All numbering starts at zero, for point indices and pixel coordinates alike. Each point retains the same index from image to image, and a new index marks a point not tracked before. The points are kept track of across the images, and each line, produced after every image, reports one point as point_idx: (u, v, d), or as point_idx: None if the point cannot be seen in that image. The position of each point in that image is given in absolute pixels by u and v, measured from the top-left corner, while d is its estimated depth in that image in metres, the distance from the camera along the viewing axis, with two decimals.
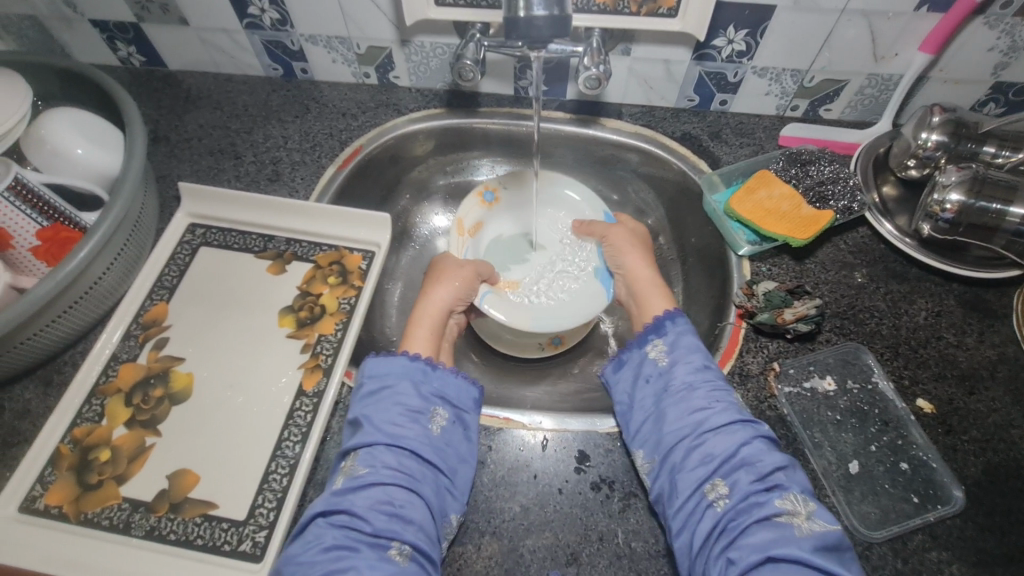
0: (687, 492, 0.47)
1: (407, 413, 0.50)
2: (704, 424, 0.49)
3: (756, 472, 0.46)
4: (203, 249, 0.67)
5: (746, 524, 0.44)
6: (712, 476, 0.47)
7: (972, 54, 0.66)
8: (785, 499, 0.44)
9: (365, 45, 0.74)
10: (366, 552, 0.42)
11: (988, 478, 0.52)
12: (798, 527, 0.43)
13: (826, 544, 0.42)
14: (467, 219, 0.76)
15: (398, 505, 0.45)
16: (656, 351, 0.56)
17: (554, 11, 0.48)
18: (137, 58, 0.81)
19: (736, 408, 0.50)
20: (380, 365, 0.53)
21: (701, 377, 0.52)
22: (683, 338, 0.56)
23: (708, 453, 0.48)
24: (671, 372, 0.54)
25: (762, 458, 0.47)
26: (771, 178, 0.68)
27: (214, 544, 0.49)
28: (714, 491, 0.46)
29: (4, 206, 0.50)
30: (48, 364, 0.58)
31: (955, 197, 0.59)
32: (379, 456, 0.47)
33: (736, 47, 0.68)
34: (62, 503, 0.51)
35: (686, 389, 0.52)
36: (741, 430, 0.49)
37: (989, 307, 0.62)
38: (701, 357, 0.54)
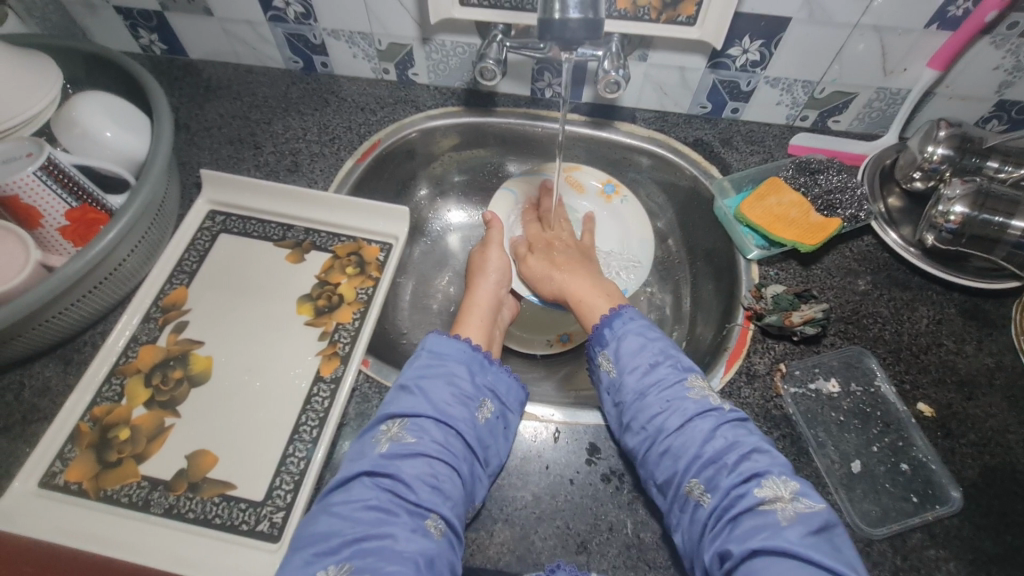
0: (668, 489, 0.47)
1: (459, 396, 0.51)
2: (663, 428, 0.48)
3: (724, 466, 0.45)
4: (223, 235, 0.68)
5: (733, 515, 0.42)
6: (686, 477, 0.46)
7: (977, 72, 0.68)
8: (765, 487, 0.43)
9: (386, 41, 0.76)
10: (406, 519, 0.44)
11: (985, 480, 0.54)
12: (783, 513, 0.41)
13: (814, 527, 0.40)
14: (584, 181, 0.85)
15: (440, 480, 0.46)
16: (604, 363, 0.54)
17: (589, 14, 0.50)
18: (158, 46, 0.82)
19: (693, 401, 0.49)
20: (442, 343, 0.54)
21: (651, 380, 0.51)
22: (626, 340, 0.54)
23: (677, 454, 0.46)
24: (620, 381, 0.52)
25: (730, 449, 0.45)
26: (781, 185, 0.69)
27: (232, 524, 0.50)
28: (696, 491, 0.45)
29: (37, 185, 0.51)
30: (68, 344, 0.59)
31: (959, 209, 0.61)
32: (427, 430, 0.48)
33: (751, 57, 0.70)
34: (81, 480, 0.51)
35: (637, 397, 0.50)
36: (703, 425, 0.47)
37: (988, 317, 0.64)
38: (649, 355, 0.52)
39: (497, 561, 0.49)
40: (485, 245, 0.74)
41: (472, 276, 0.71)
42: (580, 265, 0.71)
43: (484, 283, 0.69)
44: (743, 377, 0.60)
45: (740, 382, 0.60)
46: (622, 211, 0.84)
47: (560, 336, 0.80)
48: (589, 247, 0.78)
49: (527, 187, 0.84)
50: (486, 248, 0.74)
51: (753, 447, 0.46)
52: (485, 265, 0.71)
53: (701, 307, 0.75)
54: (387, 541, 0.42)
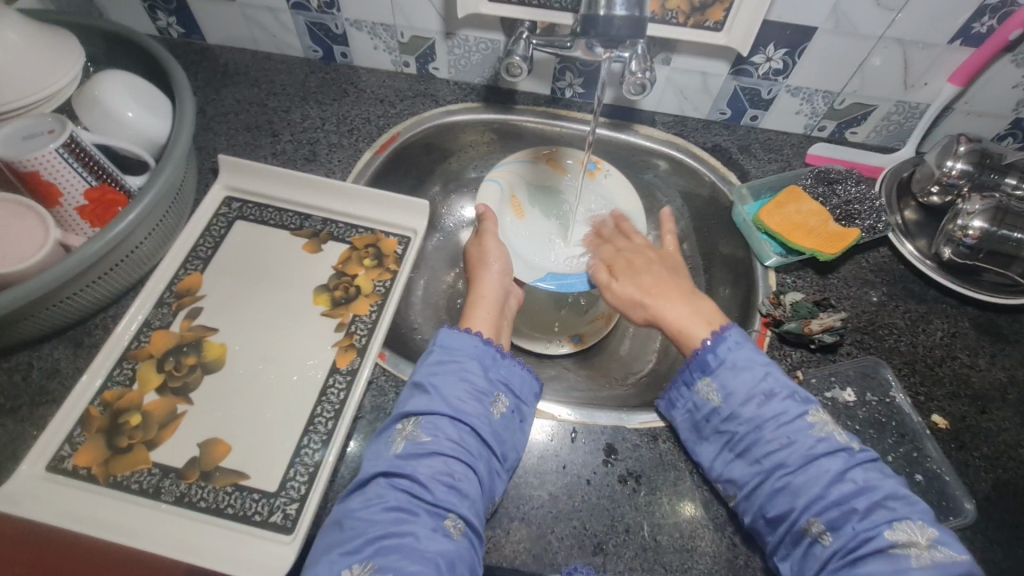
0: (784, 524, 0.45)
1: (473, 392, 0.49)
2: (784, 466, 0.46)
3: (853, 508, 0.43)
4: (239, 222, 0.67)
5: (862, 560, 0.42)
6: (807, 514, 0.44)
7: (996, 90, 0.69)
8: (898, 531, 0.42)
9: (409, 34, 0.75)
10: (424, 518, 0.42)
11: (997, 493, 0.54)
12: (917, 559, 0.41)
13: (948, 574, 0.40)
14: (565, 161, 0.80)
15: (457, 479, 0.45)
16: (710, 392, 0.51)
17: (634, 12, 0.52)
18: (176, 29, 0.81)
19: (815, 439, 0.46)
20: (454, 338, 0.52)
21: (770, 413, 0.48)
22: (739, 369, 0.50)
23: (797, 493, 0.45)
24: (734, 414, 0.49)
25: (858, 491, 0.44)
26: (801, 194, 0.70)
27: (245, 514, 0.49)
28: (815, 528, 0.44)
29: (58, 162, 0.50)
30: (79, 326, 0.58)
31: (978, 224, 0.62)
32: (442, 428, 0.47)
33: (774, 65, 0.71)
34: (90, 465, 0.50)
35: (754, 430, 0.48)
36: (828, 464, 0.45)
37: (1001, 331, 0.64)
38: (760, 385, 0.49)
39: (512, 560, 0.49)
40: (486, 232, 0.70)
41: (473, 266, 0.68)
42: (672, 285, 0.62)
43: (490, 275, 0.66)
44: None
45: None
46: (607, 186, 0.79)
47: (572, 337, 0.79)
48: (674, 254, 0.69)
49: (512, 176, 0.78)
50: (491, 237, 0.69)
51: (882, 489, 0.44)
52: (491, 256, 0.68)
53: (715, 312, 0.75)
54: (408, 541, 0.41)
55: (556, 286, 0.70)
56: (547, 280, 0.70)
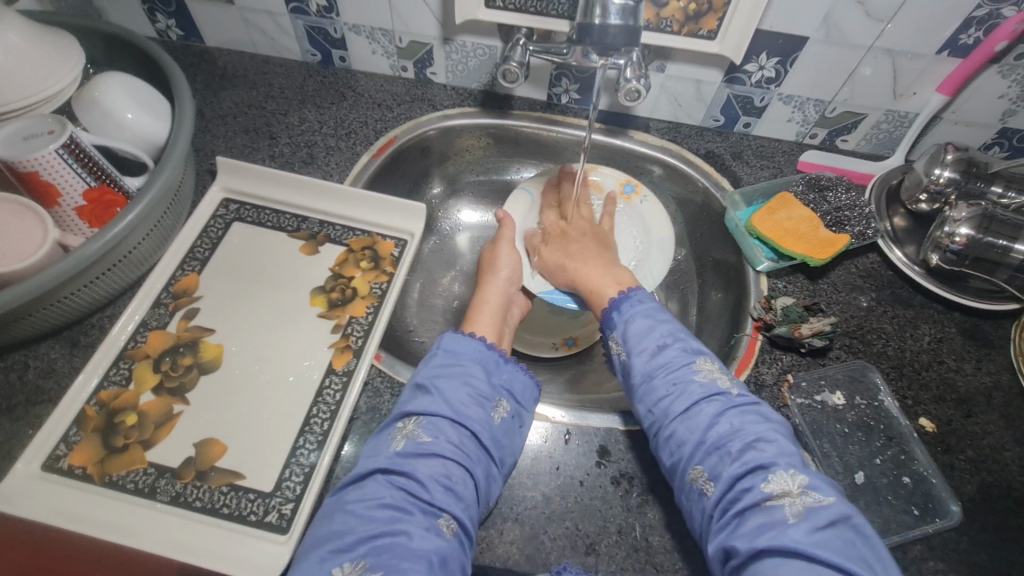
0: (676, 475, 0.46)
1: (476, 396, 0.49)
2: (668, 414, 0.47)
3: (728, 453, 0.44)
4: (236, 224, 0.67)
5: (736, 508, 0.41)
6: (691, 463, 0.45)
7: (983, 100, 0.70)
8: (771, 482, 0.41)
9: (407, 39, 0.76)
10: (419, 517, 0.43)
11: (982, 495, 0.55)
12: (790, 509, 0.40)
13: (819, 522, 0.39)
14: (604, 183, 0.81)
15: (454, 481, 0.45)
16: (613, 347, 0.53)
17: (629, 22, 0.53)
18: (174, 31, 0.81)
19: (701, 387, 0.47)
20: (459, 342, 0.53)
21: (659, 364, 0.50)
22: (634, 323, 0.53)
23: (681, 441, 0.46)
24: (628, 365, 0.51)
25: (734, 436, 0.44)
26: (791, 201, 0.71)
27: (240, 514, 0.49)
28: (701, 479, 0.44)
29: (58, 163, 0.51)
30: (75, 326, 0.58)
31: (964, 231, 0.63)
32: (443, 430, 0.47)
33: (766, 74, 0.72)
34: (86, 464, 0.51)
35: (644, 381, 0.50)
36: (710, 410, 0.46)
37: (987, 337, 0.65)
38: (653, 337, 0.51)
39: (506, 560, 0.50)
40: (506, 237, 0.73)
41: (483, 273, 0.70)
42: (593, 254, 0.68)
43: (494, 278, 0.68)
44: (751, 386, 0.61)
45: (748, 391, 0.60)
46: (642, 212, 0.80)
47: (566, 340, 0.80)
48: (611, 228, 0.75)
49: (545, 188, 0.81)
50: (507, 242, 0.72)
51: (760, 436, 0.44)
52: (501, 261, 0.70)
53: (708, 316, 0.76)
54: (401, 539, 0.41)
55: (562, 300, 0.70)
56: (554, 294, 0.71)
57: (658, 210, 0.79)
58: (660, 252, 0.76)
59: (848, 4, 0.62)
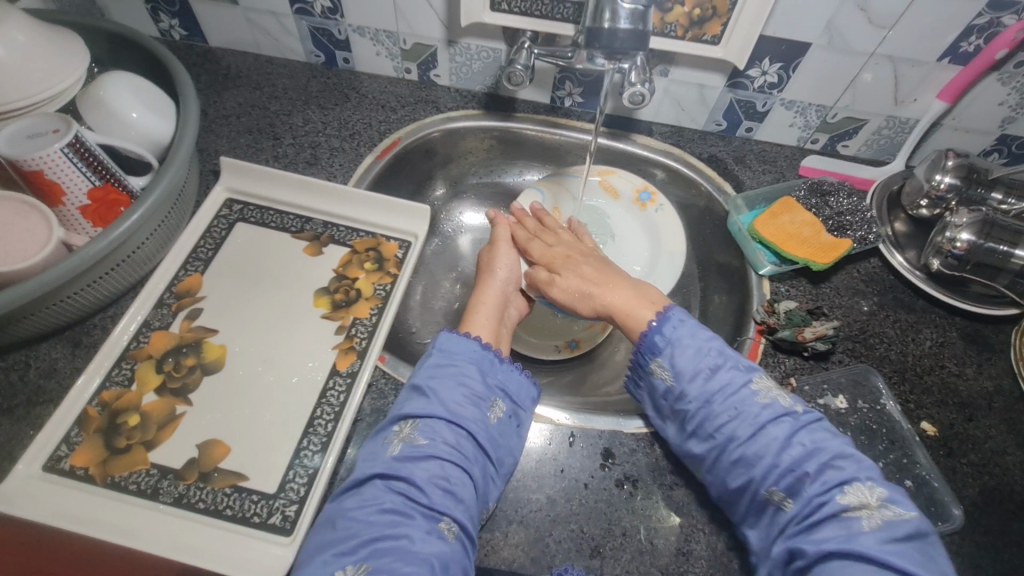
0: (746, 496, 0.46)
1: (471, 397, 0.49)
2: (735, 438, 0.47)
3: (804, 474, 0.44)
4: (240, 224, 0.67)
5: (815, 524, 0.42)
6: (765, 485, 0.45)
7: (983, 107, 0.71)
8: (848, 494, 0.42)
9: (411, 41, 0.76)
10: (419, 521, 0.42)
11: (984, 499, 0.55)
12: (868, 521, 0.41)
13: (898, 533, 0.40)
14: (619, 187, 0.83)
15: (453, 483, 0.45)
16: (659, 371, 0.52)
17: (637, 26, 0.53)
18: (178, 31, 0.81)
19: (764, 407, 0.47)
20: (454, 342, 0.53)
21: (716, 387, 0.49)
22: (682, 345, 0.51)
23: (750, 463, 0.46)
24: (682, 388, 0.50)
25: (806, 454, 0.45)
26: (794, 205, 0.72)
27: (244, 516, 0.49)
28: (777, 497, 0.45)
29: (63, 163, 0.50)
30: (77, 326, 0.58)
31: (966, 236, 0.63)
32: (439, 432, 0.47)
33: (769, 79, 0.72)
34: (88, 465, 0.50)
35: (704, 405, 0.49)
36: (776, 431, 0.46)
37: (987, 341, 0.66)
38: (704, 359, 0.50)
39: (511, 563, 0.49)
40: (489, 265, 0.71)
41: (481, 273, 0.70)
42: (612, 275, 0.65)
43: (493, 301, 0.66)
44: None
45: None
46: (655, 219, 0.82)
47: (567, 343, 0.79)
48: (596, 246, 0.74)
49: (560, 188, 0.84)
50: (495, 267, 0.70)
51: (831, 451, 0.45)
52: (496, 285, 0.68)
53: (710, 319, 0.76)
54: (402, 543, 0.41)
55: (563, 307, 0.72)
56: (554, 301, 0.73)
57: (671, 220, 0.81)
58: (669, 262, 0.79)
59: (851, 11, 0.63)
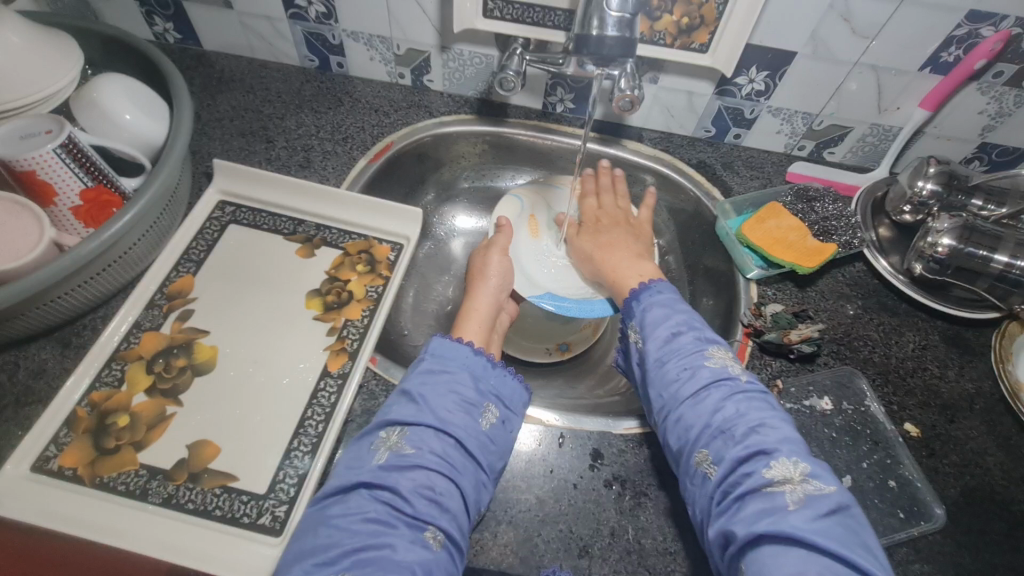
0: (682, 460, 0.47)
1: (461, 404, 0.49)
2: (678, 398, 0.48)
3: (734, 439, 0.44)
4: (232, 226, 0.67)
5: (738, 492, 0.42)
6: (696, 447, 0.46)
7: (963, 116, 0.73)
8: (774, 468, 0.42)
9: (405, 47, 0.77)
10: (403, 530, 0.43)
11: (965, 499, 0.56)
12: (791, 495, 0.40)
13: (820, 511, 0.39)
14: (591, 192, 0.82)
15: (438, 492, 0.45)
16: (633, 333, 0.55)
17: (625, 33, 0.54)
18: (172, 35, 0.82)
19: (713, 374, 0.48)
20: (446, 347, 0.53)
21: (672, 349, 0.51)
22: (653, 309, 0.54)
23: (687, 425, 0.47)
24: (645, 349, 0.52)
25: (741, 422, 0.45)
26: (780, 210, 0.73)
27: (233, 516, 0.49)
28: (705, 462, 0.45)
29: (56, 163, 0.51)
30: (67, 326, 0.58)
31: (947, 241, 0.64)
32: (427, 440, 0.47)
33: (756, 87, 0.74)
34: (76, 466, 0.50)
35: (657, 365, 0.51)
36: (718, 396, 0.47)
37: (969, 344, 0.67)
38: (671, 324, 0.52)
39: (500, 562, 0.50)
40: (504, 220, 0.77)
41: (473, 279, 0.70)
42: (623, 244, 0.71)
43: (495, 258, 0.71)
44: None
45: None
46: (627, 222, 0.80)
47: (559, 346, 0.80)
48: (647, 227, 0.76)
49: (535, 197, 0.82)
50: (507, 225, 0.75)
51: (766, 423, 0.45)
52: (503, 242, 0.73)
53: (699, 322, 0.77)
54: (385, 552, 0.41)
55: (553, 306, 0.71)
56: (545, 299, 0.72)
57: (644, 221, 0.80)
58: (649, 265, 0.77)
59: (835, 20, 0.64)
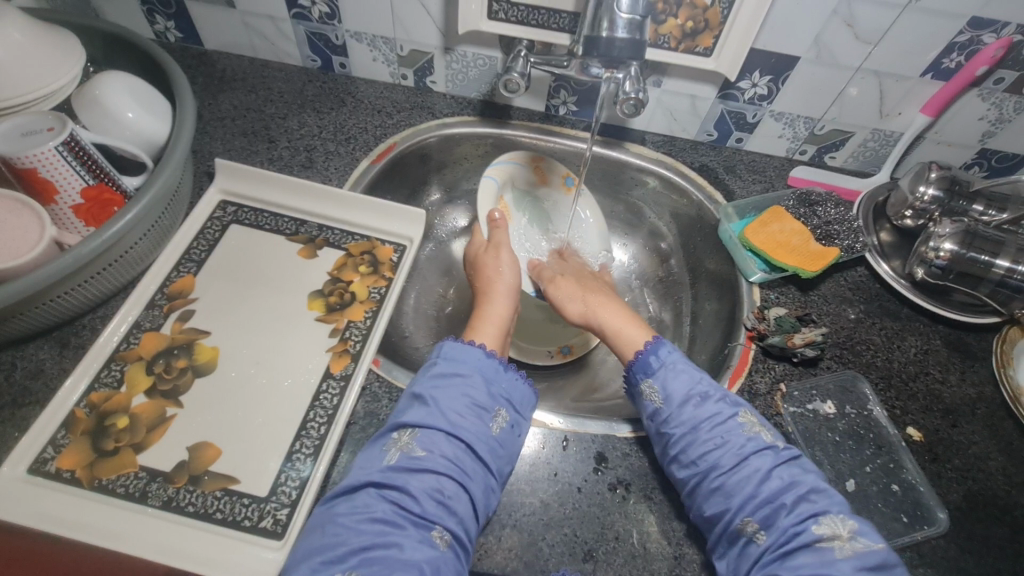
0: (721, 525, 0.47)
1: (473, 407, 0.49)
2: (719, 468, 0.48)
3: (782, 505, 0.46)
4: (234, 226, 0.67)
5: (789, 553, 0.44)
6: (741, 514, 0.46)
7: (964, 122, 0.73)
8: (823, 525, 0.44)
9: (409, 48, 0.77)
10: (411, 530, 0.43)
11: (968, 504, 0.56)
12: (841, 551, 0.43)
13: (869, 564, 0.42)
14: (548, 173, 0.80)
15: (447, 495, 0.45)
16: (651, 395, 0.54)
17: (635, 35, 0.54)
18: (173, 33, 0.81)
19: (746, 439, 0.49)
20: (457, 351, 0.53)
21: (705, 415, 0.51)
22: (675, 372, 0.54)
23: (731, 492, 0.47)
24: (672, 413, 0.52)
25: (786, 488, 0.47)
26: (783, 214, 0.73)
27: (234, 519, 0.49)
28: (750, 528, 0.46)
29: (57, 161, 0.50)
30: (66, 326, 0.57)
31: (948, 246, 0.65)
32: (438, 444, 0.47)
33: (759, 91, 0.74)
34: (74, 468, 0.49)
35: (689, 432, 0.50)
36: (758, 462, 0.48)
37: (970, 349, 0.67)
38: (697, 388, 0.53)
39: (504, 566, 0.49)
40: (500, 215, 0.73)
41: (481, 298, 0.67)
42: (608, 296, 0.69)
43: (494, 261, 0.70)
44: (744, 395, 0.62)
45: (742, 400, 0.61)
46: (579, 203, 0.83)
47: (561, 348, 0.80)
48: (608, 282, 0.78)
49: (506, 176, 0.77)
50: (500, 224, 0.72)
51: (807, 484, 0.47)
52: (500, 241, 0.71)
53: (701, 326, 0.77)
54: (392, 551, 0.41)
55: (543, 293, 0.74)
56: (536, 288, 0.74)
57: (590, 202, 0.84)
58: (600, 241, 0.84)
59: (839, 26, 0.65)
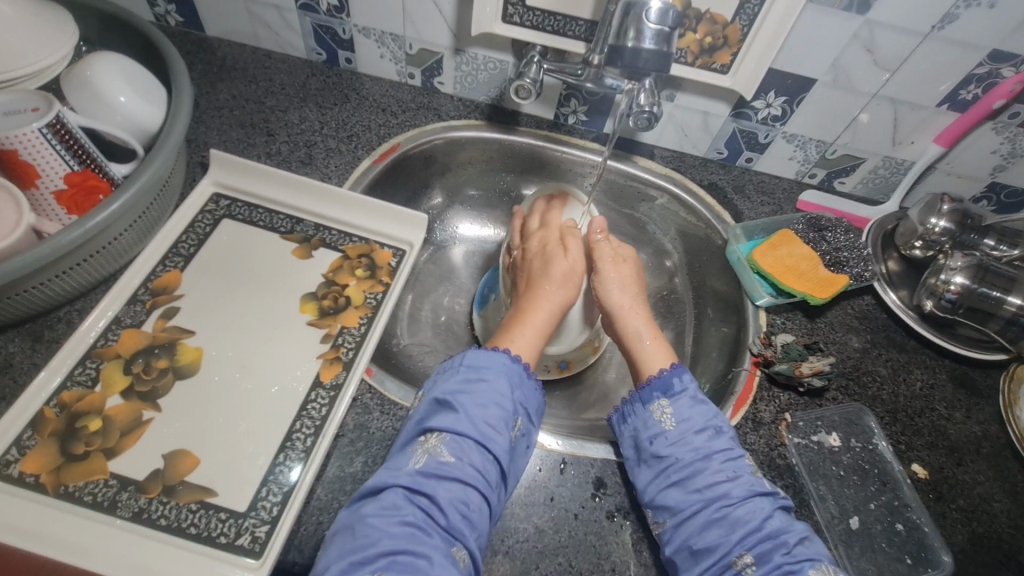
0: (712, 556, 0.46)
1: (502, 416, 0.48)
2: (726, 496, 0.47)
3: (781, 542, 0.45)
4: (225, 221, 0.64)
5: None
6: (737, 547, 0.46)
7: (977, 155, 0.73)
8: (817, 570, 0.44)
9: (417, 46, 0.74)
10: (436, 541, 0.41)
11: (973, 546, 0.55)
12: None
13: None
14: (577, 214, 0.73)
15: (471, 508, 0.43)
16: (661, 417, 0.53)
17: (662, 48, 0.53)
18: (174, 17, 0.78)
19: (753, 477, 0.49)
20: (480, 356, 0.51)
21: (717, 445, 0.51)
22: (688, 399, 0.53)
23: (733, 524, 0.46)
24: (681, 438, 0.51)
25: (788, 530, 0.46)
26: (793, 238, 0.72)
27: (209, 535, 0.45)
28: (743, 561, 0.45)
29: (40, 143, 0.47)
30: (40, 319, 0.54)
31: (959, 280, 0.65)
32: (467, 451, 0.45)
33: (773, 111, 0.73)
34: (39, 472, 0.46)
35: (699, 459, 0.50)
36: (762, 502, 0.48)
37: (976, 385, 0.66)
38: (713, 419, 0.52)
39: None
40: (615, 254, 0.67)
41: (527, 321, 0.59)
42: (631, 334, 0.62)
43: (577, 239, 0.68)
44: (748, 424, 0.60)
45: (745, 428, 0.60)
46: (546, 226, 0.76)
47: (557, 363, 0.73)
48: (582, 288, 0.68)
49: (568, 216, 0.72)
50: (612, 261, 0.66)
51: (805, 532, 0.47)
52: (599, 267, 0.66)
53: (703, 348, 0.75)
54: (421, 562, 0.40)
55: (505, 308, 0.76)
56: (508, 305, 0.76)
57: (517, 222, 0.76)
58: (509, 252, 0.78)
59: (858, 50, 0.64)
